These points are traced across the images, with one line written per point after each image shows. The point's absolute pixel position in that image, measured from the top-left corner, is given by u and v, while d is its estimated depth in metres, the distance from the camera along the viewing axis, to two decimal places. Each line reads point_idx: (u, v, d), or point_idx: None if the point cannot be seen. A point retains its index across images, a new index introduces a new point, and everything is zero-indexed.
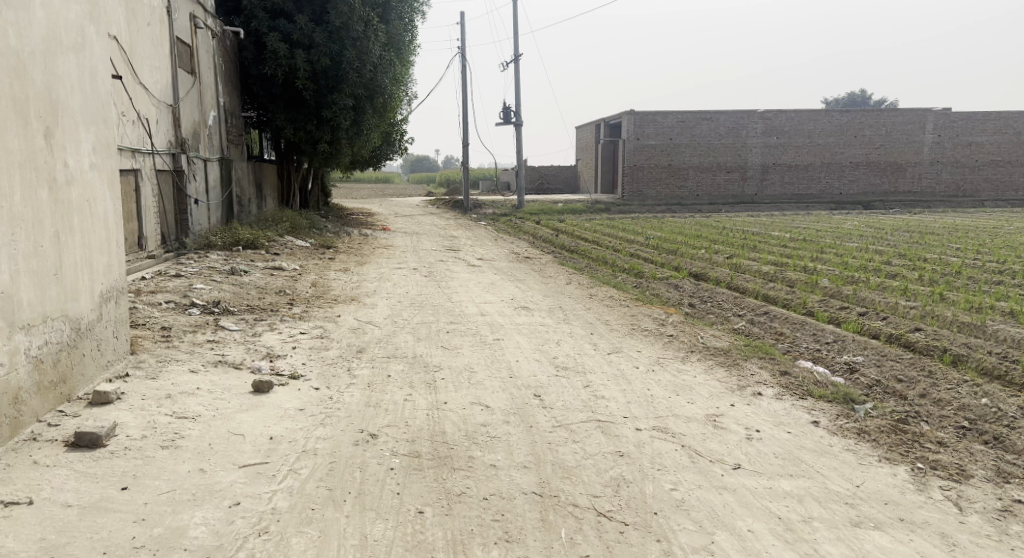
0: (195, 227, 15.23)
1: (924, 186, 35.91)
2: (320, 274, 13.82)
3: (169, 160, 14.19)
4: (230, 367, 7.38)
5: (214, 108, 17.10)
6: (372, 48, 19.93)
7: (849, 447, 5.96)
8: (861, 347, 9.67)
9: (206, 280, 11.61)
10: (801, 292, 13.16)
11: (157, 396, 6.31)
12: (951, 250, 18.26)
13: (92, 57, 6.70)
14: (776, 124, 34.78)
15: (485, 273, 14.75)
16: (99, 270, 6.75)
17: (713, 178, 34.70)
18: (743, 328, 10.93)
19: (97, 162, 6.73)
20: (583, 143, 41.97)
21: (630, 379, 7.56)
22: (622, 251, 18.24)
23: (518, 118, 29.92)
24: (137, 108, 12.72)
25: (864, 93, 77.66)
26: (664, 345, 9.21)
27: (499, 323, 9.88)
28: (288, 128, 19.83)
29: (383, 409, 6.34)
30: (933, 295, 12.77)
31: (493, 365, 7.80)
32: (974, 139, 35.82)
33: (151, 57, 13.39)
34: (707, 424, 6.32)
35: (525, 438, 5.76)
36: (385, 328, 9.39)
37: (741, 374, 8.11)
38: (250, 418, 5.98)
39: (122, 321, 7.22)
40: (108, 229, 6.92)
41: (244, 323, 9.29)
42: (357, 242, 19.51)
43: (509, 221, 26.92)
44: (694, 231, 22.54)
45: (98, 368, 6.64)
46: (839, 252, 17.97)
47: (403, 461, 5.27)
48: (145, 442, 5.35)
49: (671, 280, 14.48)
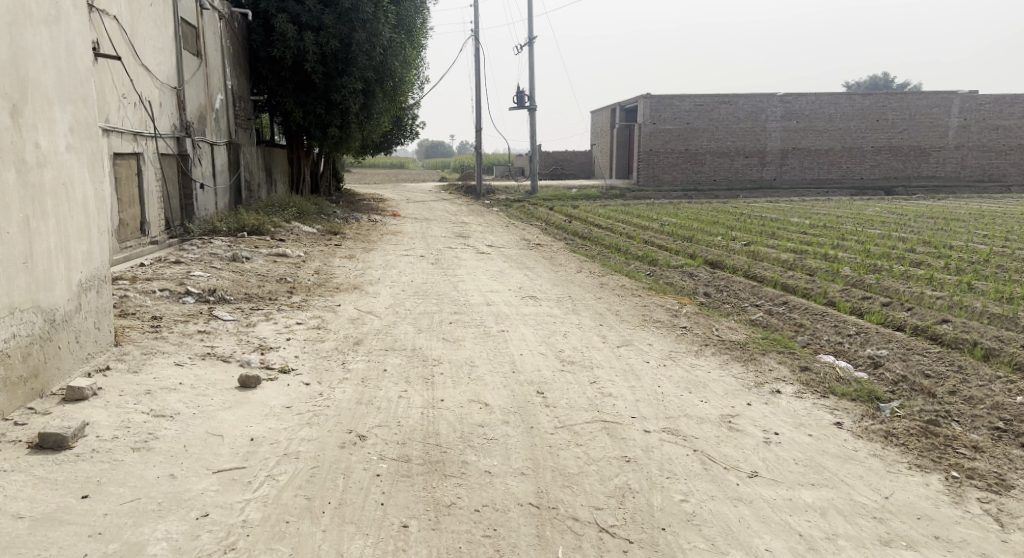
0: (200, 212, 14.89)
1: (949, 171, 35.09)
2: (325, 261, 13.45)
3: (172, 144, 13.81)
4: (217, 360, 6.99)
5: (221, 91, 16.70)
6: (382, 30, 19.41)
7: (875, 453, 5.53)
8: (886, 339, 9.20)
9: (205, 267, 11.25)
10: (822, 281, 12.66)
11: (136, 392, 5.94)
12: (977, 236, 17.70)
13: (69, 31, 6.35)
14: (796, 108, 34.03)
15: (495, 260, 14.34)
16: (77, 258, 6.38)
17: (731, 163, 34.12)
18: (760, 319, 10.48)
19: (75, 144, 6.37)
20: (598, 128, 41.37)
21: (639, 375, 7.12)
22: (636, 238, 17.78)
23: (531, 102, 29.38)
24: (138, 89, 12.34)
25: (888, 77, 76.32)
26: (677, 338, 8.77)
27: (505, 313, 9.47)
28: (297, 112, 19.39)
29: (374, 406, 5.94)
30: (961, 284, 12.22)
31: (496, 359, 7.38)
32: (1001, 123, 34.92)
33: (154, 38, 13.02)
34: (722, 425, 5.89)
35: (525, 441, 5.35)
36: (386, 318, 9.00)
37: (759, 370, 7.66)
38: (232, 417, 5.60)
39: (106, 311, 6.86)
40: (88, 214, 6.55)
41: (240, 313, 8.91)
42: (365, 227, 19.13)
43: (522, 207, 26.51)
44: (711, 217, 22.00)
45: (76, 361, 6.29)
46: (861, 239, 17.42)
47: (391, 467, 4.88)
48: (116, 443, 4.98)
49: (686, 268, 13.98)
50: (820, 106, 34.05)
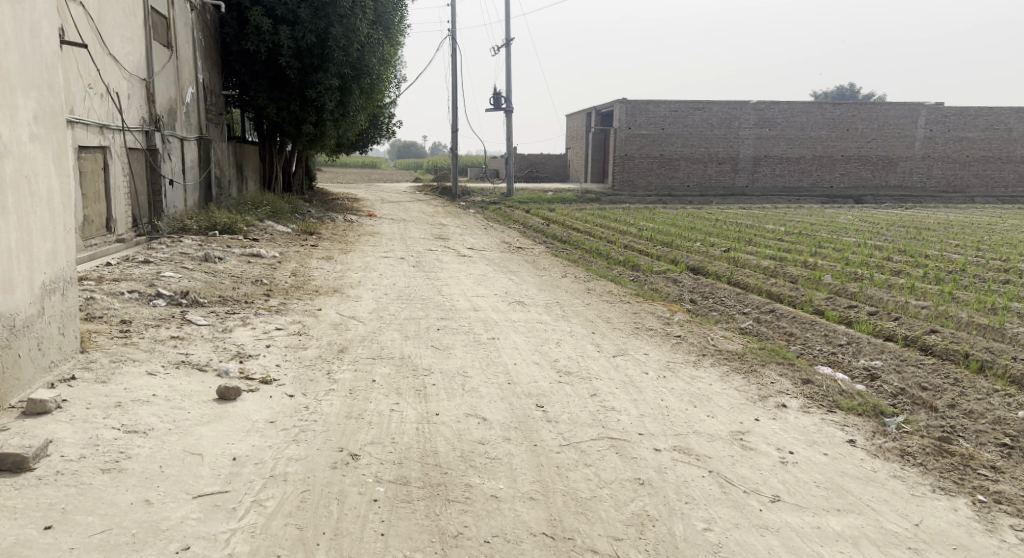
0: (170, 210, 14.35)
1: (915, 181, 35.40)
2: (301, 262, 12.95)
3: (141, 138, 13.26)
4: (193, 369, 6.53)
5: (192, 84, 16.12)
6: (359, 26, 18.91)
7: (896, 474, 5.24)
8: (878, 349, 8.96)
9: (176, 268, 10.72)
10: (806, 288, 12.47)
11: (105, 405, 5.48)
12: (950, 246, 17.69)
13: (34, 11, 5.92)
14: (769, 115, 34.10)
15: (476, 264, 13.95)
16: (41, 258, 5.93)
17: (704, 169, 34.09)
18: (750, 327, 10.21)
19: (39, 134, 5.93)
20: (574, 131, 41.11)
21: (640, 388, 6.78)
22: (615, 243, 17.49)
23: (507, 104, 29.03)
24: (106, 80, 11.79)
25: (853, 88, 77.04)
26: (673, 348, 8.45)
27: (494, 319, 9.10)
28: (271, 109, 18.84)
29: (366, 421, 5.54)
30: (943, 294, 12.06)
31: (489, 369, 6.99)
32: (966, 134, 35.25)
33: (123, 27, 12.45)
34: (734, 443, 5.57)
35: (530, 461, 4.99)
36: (370, 324, 8.57)
37: (760, 383, 7.36)
38: (211, 433, 5.18)
39: (71, 315, 6.40)
40: (54, 210, 6.10)
41: (214, 317, 8.43)
42: (341, 227, 18.61)
43: (497, 210, 26.13)
44: (688, 223, 21.82)
45: (38, 371, 5.84)
46: (838, 247, 17.27)
47: (389, 491, 4.51)
48: (83, 464, 4.56)
49: (669, 274, 13.72)
50: (793, 113, 34.13)
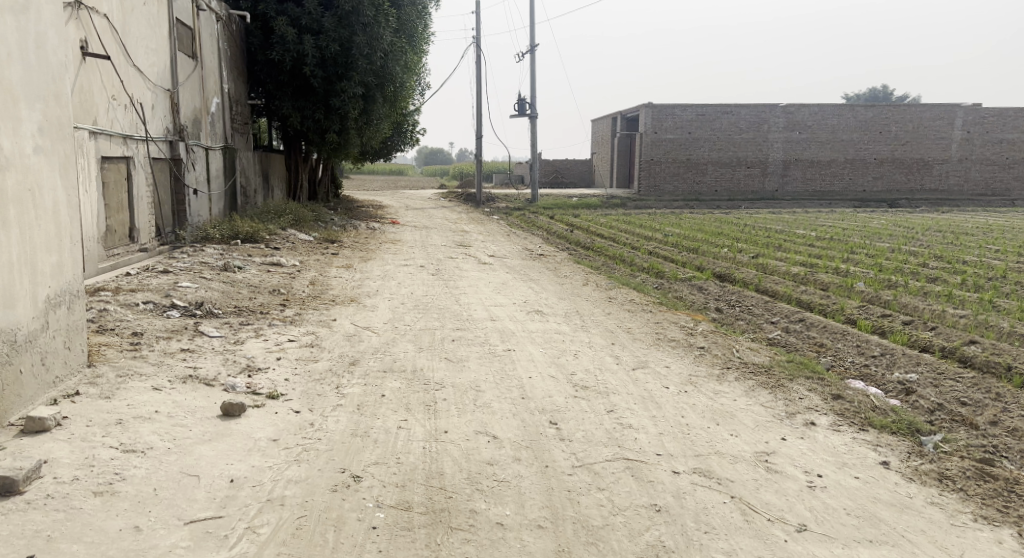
0: (194, 219, 14.32)
1: (951, 184, 34.58)
2: (320, 271, 12.82)
3: (165, 148, 13.23)
4: (199, 384, 6.35)
5: (217, 94, 16.09)
6: (383, 33, 18.78)
7: (932, 501, 4.96)
8: (914, 361, 8.58)
9: (193, 277, 10.61)
10: (837, 296, 12.08)
11: (105, 422, 5.30)
12: (988, 251, 17.13)
13: (39, 21, 5.81)
14: (799, 118, 33.54)
15: (497, 272, 13.73)
16: (45, 271, 5.80)
17: (733, 174, 33.59)
18: (778, 338, 9.87)
19: (44, 146, 5.82)
20: (599, 136, 40.79)
21: (660, 404, 6.50)
22: (640, 249, 17.16)
23: (532, 110, 28.82)
24: (130, 91, 11.75)
25: (886, 90, 75.81)
26: (696, 360, 8.15)
27: (511, 329, 8.86)
28: (295, 117, 18.78)
29: (371, 439, 5.33)
30: (982, 302, 11.62)
31: (503, 384, 6.74)
32: (1005, 136, 34.41)
33: (147, 38, 12.42)
34: (759, 466, 5.28)
35: (540, 484, 4.78)
36: (385, 335, 8.38)
37: (789, 398, 7.05)
38: (212, 452, 5.01)
39: (78, 329, 6.26)
40: (59, 223, 5.98)
41: (227, 328, 8.27)
42: (363, 235, 18.49)
43: (522, 216, 25.89)
44: (715, 228, 21.40)
45: (41, 388, 5.71)
46: (871, 253, 16.80)
47: (389, 517, 4.37)
48: (75, 486, 4.44)
49: (695, 282, 13.39)
50: (824, 117, 33.55)
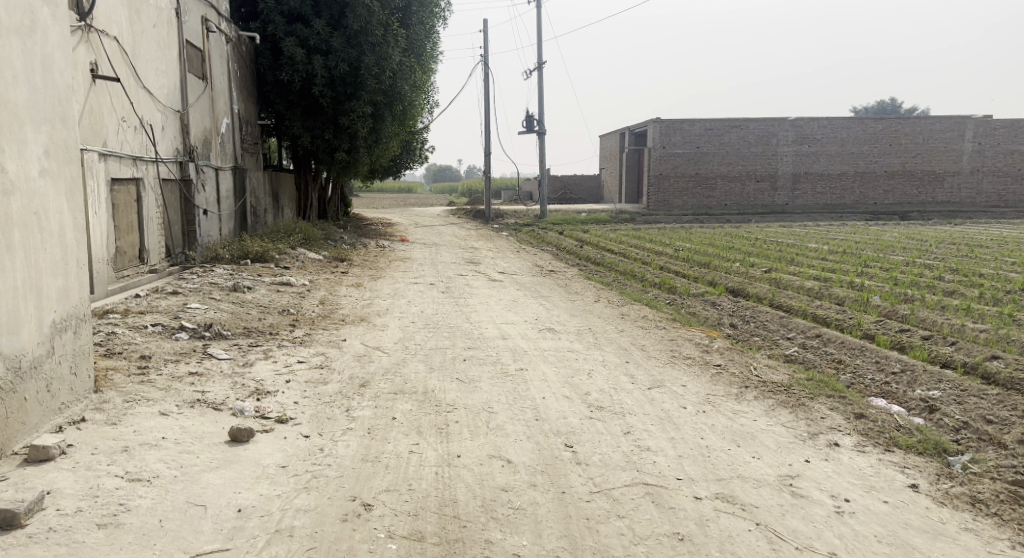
0: (204, 239, 14.23)
1: (963, 197, 34.30)
2: (330, 290, 12.71)
3: (175, 169, 13.18)
4: (207, 409, 6.22)
5: (227, 114, 16.06)
6: (391, 53, 18.79)
7: (967, 527, 4.84)
8: (936, 378, 8.38)
9: (203, 298, 10.51)
10: (853, 311, 11.88)
11: (111, 450, 5.17)
12: (1003, 264, 16.90)
13: (46, 43, 5.75)
14: (808, 132, 33.40)
15: (508, 289, 13.60)
16: (51, 295, 5.70)
17: (743, 188, 33.42)
18: (795, 354, 9.67)
19: (50, 169, 5.74)
20: (608, 151, 40.74)
21: (678, 425, 6.33)
22: (651, 264, 17.01)
23: (541, 126, 28.78)
24: (140, 113, 11.71)
25: (895, 103, 75.50)
26: (713, 379, 7.96)
27: (523, 348, 8.71)
28: (305, 137, 18.75)
29: (382, 464, 5.19)
30: (1001, 316, 11.40)
31: (516, 405, 6.59)
32: (1015, 148, 34.13)
33: (157, 60, 12.41)
34: (783, 490, 5.12)
35: (558, 511, 4.64)
36: (395, 355, 8.24)
37: (810, 418, 6.87)
38: (221, 480, 4.88)
39: (85, 353, 6.16)
40: (66, 246, 5.89)
41: (236, 350, 8.15)
42: (372, 253, 18.39)
43: (531, 232, 25.77)
44: (726, 243, 21.22)
45: (46, 414, 5.59)
46: (885, 266, 16.59)
47: (402, 548, 4.26)
48: (79, 519, 4.35)
49: (707, 297, 13.23)
50: (833, 130, 33.40)
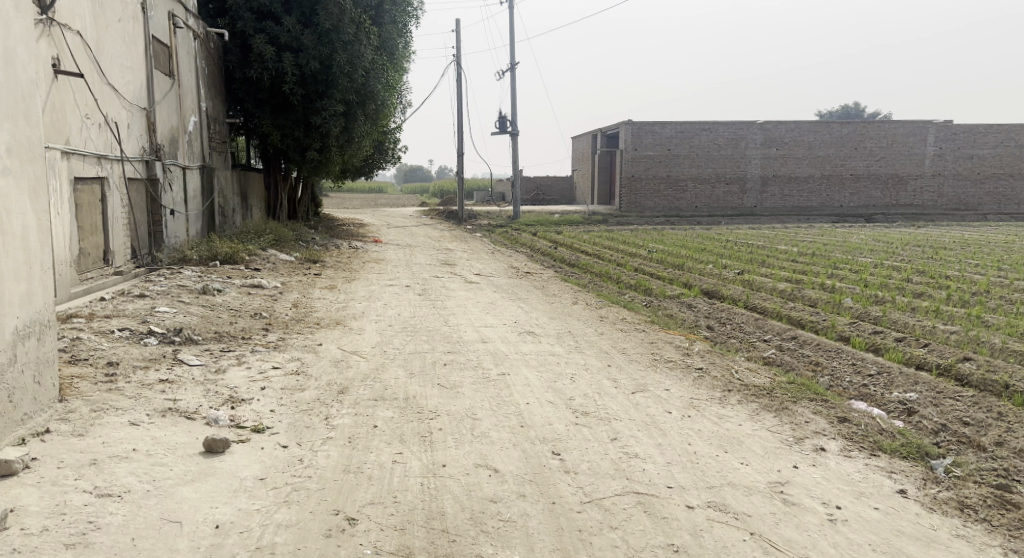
0: (171, 240, 13.90)
1: (926, 200, 34.76)
2: (303, 293, 12.46)
3: (140, 168, 12.84)
4: (180, 418, 5.99)
5: (195, 112, 15.72)
6: (363, 51, 18.50)
7: (958, 534, 4.79)
8: (912, 380, 8.37)
9: (171, 302, 10.22)
10: (827, 313, 11.88)
11: (78, 463, 4.94)
12: (969, 266, 17.03)
13: (8, 35, 5.49)
14: (777, 134, 33.64)
15: (484, 290, 13.44)
16: (13, 300, 5.44)
17: (713, 191, 33.57)
18: (774, 357, 9.60)
19: (12, 168, 5.49)
20: (580, 153, 40.74)
21: (664, 430, 6.23)
22: (626, 265, 16.94)
23: (513, 127, 28.63)
24: (104, 110, 11.38)
25: (858, 108, 76.56)
26: (696, 382, 7.88)
27: (503, 352, 8.57)
28: (275, 136, 18.42)
29: (365, 476, 5.02)
30: (971, 318, 11.45)
31: (500, 411, 6.44)
32: (977, 152, 34.59)
33: (122, 56, 12.06)
34: (774, 497, 5.03)
35: (548, 524, 4.53)
36: (373, 360, 8.05)
37: (794, 422, 6.80)
38: (196, 494, 4.69)
39: (50, 361, 5.91)
40: (29, 248, 5.63)
41: (207, 356, 7.90)
42: (344, 254, 18.14)
43: (504, 233, 25.62)
44: (699, 244, 21.23)
45: (8, 426, 5.34)
46: (855, 268, 16.67)
47: None
48: (46, 539, 4.15)
49: (683, 299, 13.19)
50: (801, 133, 33.68)
